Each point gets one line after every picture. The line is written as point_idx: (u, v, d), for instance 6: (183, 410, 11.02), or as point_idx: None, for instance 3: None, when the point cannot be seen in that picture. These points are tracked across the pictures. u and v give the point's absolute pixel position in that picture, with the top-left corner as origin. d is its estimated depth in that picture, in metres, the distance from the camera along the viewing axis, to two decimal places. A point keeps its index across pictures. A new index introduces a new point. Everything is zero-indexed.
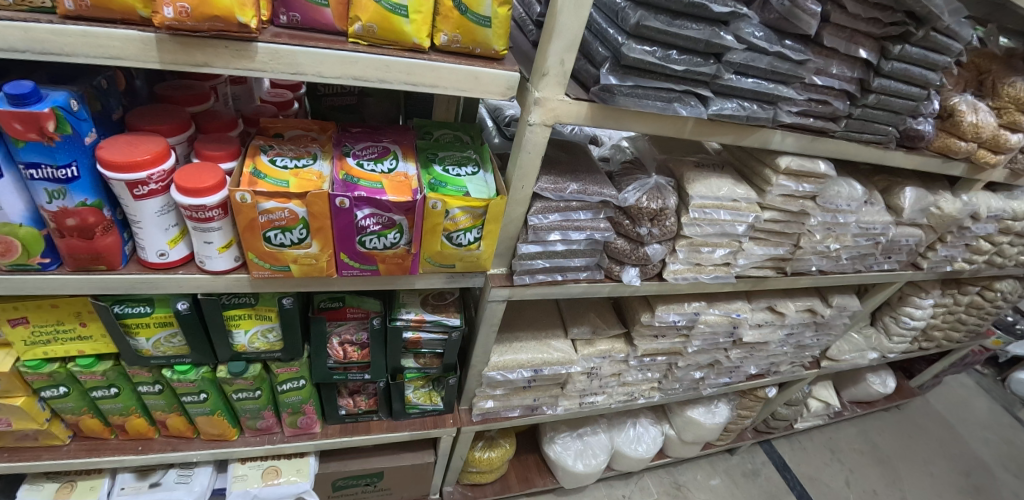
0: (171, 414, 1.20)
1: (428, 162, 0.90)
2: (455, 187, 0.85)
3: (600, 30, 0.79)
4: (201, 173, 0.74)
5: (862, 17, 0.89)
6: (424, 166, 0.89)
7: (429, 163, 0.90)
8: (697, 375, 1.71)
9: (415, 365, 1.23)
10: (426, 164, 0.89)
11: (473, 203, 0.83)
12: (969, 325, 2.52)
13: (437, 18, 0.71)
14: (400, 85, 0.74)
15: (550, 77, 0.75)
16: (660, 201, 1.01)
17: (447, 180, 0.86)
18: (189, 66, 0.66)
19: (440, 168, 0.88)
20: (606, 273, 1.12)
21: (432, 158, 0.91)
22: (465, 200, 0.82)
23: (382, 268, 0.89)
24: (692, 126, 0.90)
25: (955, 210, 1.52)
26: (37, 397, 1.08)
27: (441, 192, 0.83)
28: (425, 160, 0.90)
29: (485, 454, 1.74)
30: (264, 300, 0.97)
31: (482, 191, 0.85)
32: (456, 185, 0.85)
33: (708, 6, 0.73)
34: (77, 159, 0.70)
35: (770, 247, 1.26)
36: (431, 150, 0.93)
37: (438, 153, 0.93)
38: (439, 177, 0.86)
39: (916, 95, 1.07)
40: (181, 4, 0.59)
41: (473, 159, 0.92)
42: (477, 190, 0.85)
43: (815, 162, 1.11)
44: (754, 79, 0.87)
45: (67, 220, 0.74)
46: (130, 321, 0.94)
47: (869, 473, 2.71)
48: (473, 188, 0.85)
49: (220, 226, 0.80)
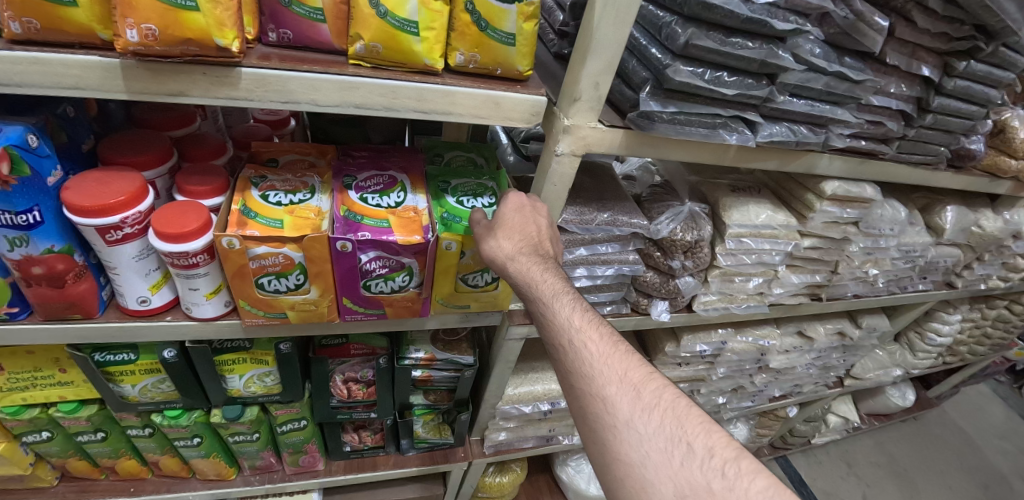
0: (164, 455, 1.11)
1: (439, 193, 0.80)
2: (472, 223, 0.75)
3: (639, 47, 0.69)
4: (182, 214, 0.65)
5: (929, 31, 0.80)
6: (435, 199, 0.79)
7: (439, 194, 0.80)
8: (720, 399, 1.62)
9: (424, 401, 1.15)
10: (437, 196, 0.79)
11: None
12: (995, 339, 2.42)
13: (452, 35, 0.61)
14: (409, 113, 0.64)
15: (582, 102, 0.66)
16: (696, 232, 0.92)
17: (462, 214, 0.76)
18: (161, 95, 0.56)
19: (452, 201, 0.79)
20: (632, 305, 1.03)
21: (443, 188, 0.81)
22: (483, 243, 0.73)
23: (389, 311, 0.79)
24: (735, 152, 0.80)
25: (996, 229, 1.43)
26: (19, 441, 1.00)
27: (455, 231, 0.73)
28: (436, 191, 0.80)
29: (496, 479, 1.65)
30: (260, 344, 0.88)
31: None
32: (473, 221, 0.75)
33: (768, 23, 0.64)
34: (39, 203, 0.61)
35: (807, 274, 1.17)
36: (442, 178, 0.83)
37: (450, 182, 0.82)
38: (453, 211, 0.76)
39: (975, 114, 0.97)
40: (147, 26, 0.49)
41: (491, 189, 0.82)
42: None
43: (861, 186, 1.02)
44: (808, 100, 0.78)
45: (32, 268, 0.65)
46: (113, 369, 0.85)
47: (887, 487, 2.62)
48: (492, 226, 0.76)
49: (206, 271, 0.70)
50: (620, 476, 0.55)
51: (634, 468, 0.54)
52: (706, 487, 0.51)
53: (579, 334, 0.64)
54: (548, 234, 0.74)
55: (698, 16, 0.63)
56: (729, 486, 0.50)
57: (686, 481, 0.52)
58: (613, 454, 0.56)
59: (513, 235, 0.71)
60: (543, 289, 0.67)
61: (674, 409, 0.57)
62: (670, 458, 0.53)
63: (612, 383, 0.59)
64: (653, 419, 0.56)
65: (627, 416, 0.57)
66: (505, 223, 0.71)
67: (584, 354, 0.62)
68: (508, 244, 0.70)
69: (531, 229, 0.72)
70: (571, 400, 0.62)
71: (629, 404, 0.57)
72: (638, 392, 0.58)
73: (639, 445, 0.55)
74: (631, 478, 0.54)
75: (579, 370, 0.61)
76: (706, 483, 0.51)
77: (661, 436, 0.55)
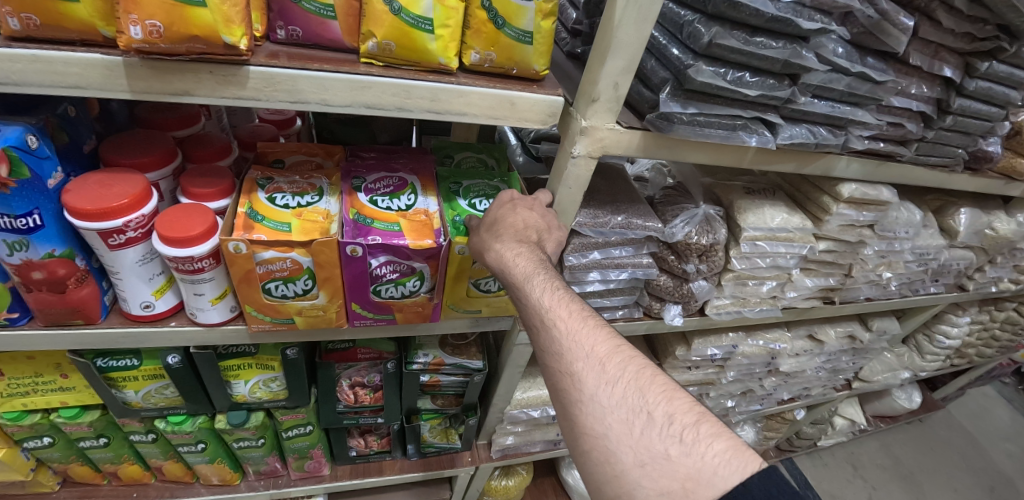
0: (167, 461, 1.09)
1: (451, 196, 0.78)
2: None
3: (658, 46, 0.67)
4: (187, 217, 0.63)
5: (953, 31, 0.78)
6: (447, 202, 0.77)
7: (451, 197, 0.78)
8: (729, 403, 1.60)
9: (432, 406, 1.13)
10: (448, 199, 0.77)
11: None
12: (1003, 341, 2.40)
13: (467, 33, 0.59)
14: (422, 113, 0.62)
15: (600, 103, 0.64)
16: (711, 235, 0.90)
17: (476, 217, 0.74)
18: (166, 95, 0.54)
19: (465, 204, 0.77)
20: (644, 310, 1.01)
21: (455, 191, 0.79)
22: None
23: (399, 317, 0.77)
24: (754, 154, 0.78)
25: (1010, 231, 1.40)
26: (20, 447, 0.98)
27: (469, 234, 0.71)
28: (447, 193, 0.78)
29: (502, 482, 1.64)
30: (266, 349, 0.86)
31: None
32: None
33: (793, 22, 0.62)
34: (39, 206, 0.59)
35: (821, 277, 1.15)
36: (453, 180, 0.81)
37: (462, 185, 0.80)
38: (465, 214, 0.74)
39: (994, 116, 0.95)
40: (151, 22, 0.47)
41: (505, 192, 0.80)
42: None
43: (879, 188, 1.00)
44: (829, 101, 0.76)
45: (32, 273, 0.63)
46: (115, 374, 0.83)
47: (893, 489, 2.60)
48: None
49: (212, 276, 0.68)
50: (587, 449, 0.55)
51: (599, 440, 0.54)
52: (663, 453, 0.51)
53: (550, 313, 0.63)
54: (539, 225, 0.72)
55: (721, 14, 0.61)
56: (687, 451, 0.51)
57: (645, 448, 0.52)
58: (580, 428, 0.56)
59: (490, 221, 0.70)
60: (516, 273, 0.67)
61: (638, 380, 0.56)
62: (631, 428, 0.53)
63: (580, 359, 0.59)
64: (617, 390, 0.56)
65: (592, 390, 0.57)
66: (494, 217, 0.70)
67: (553, 332, 0.62)
68: (489, 233, 0.69)
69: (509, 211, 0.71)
70: (545, 376, 0.62)
71: (595, 378, 0.57)
72: (604, 366, 0.58)
73: (603, 417, 0.55)
74: (596, 449, 0.54)
75: (550, 348, 0.61)
76: (664, 449, 0.51)
77: (624, 407, 0.55)
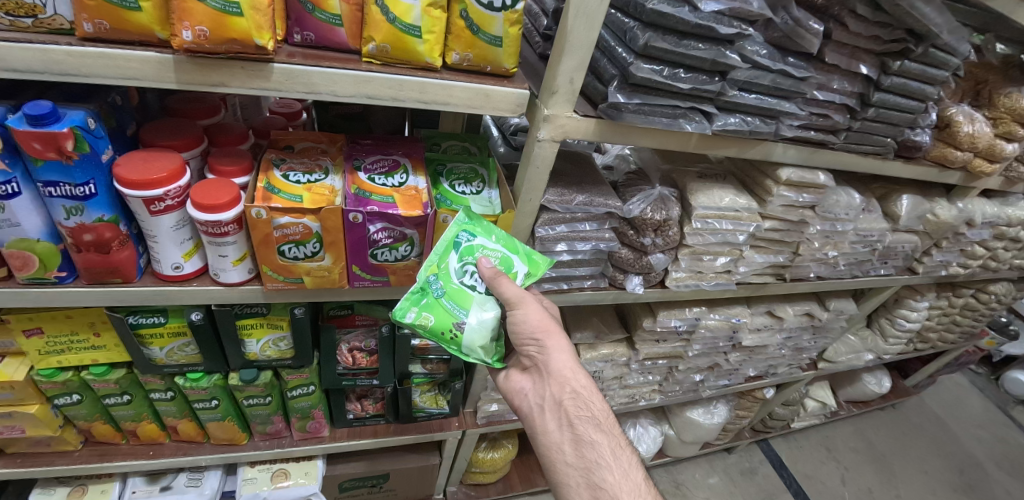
0: (182, 420, 1.22)
1: (456, 247, 0.84)
2: (453, 309, 0.83)
3: (608, 47, 0.81)
4: (216, 189, 0.76)
5: (863, 35, 0.92)
6: (439, 250, 0.83)
7: (448, 249, 0.84)
8: (697, 377, 1.74)
9: (423, 370, 1.27)
10: (445, 250, 0.84)
11: (441, 339, 0.83)
12: (965, 326, 2.52)
13: (449, 37, 0.72)
14: (412, 103, 0.75)
15: (559, 95, 0.77)
16: (664, 212, 1.04)
17: (448, 291, 0.84)
18: (205, 86, 0.67)
19: (455, 262, 0.84)
20: (610, 280, 1.15)
21: (463, 243, 0.84)
22: (436, 332, 0.83)
23: (392, 279, 0.91)
24: (697, 139, 0.91)
25: (951, 217, 1.52)
26: (50, 404, 1.10)
27: (425, 307, 0.83)
28: (446, 242, 0.83)
29: (488, 454, 1.76)
30: (276, 310, 0.99)
31: (485, 326, 0.84)
32: (455, 307, 0.84)
33: (715, 28, 0.76)
34: (94, 177, 0.72)
35: (771, 254, 1.29)
36: (471, 226, 0.86)
37: (477, 238, 0.85)
38: (442, 279, 0.84)
39: (914, 108, 1.08)
40: (200, 28, 0.60)
41: (518, 277, 0.88)
42: (473, 324, 0.83)
43: (815, 173, 1.13)
44: (757, 95, 0.89)
45: (84, 235, 0.76)
46: (144, 331, 0.96)
47: (864, 471, 2.65)
48: (473, 320, 0.84)
49: (235, 240, 0.81)
50: None
51: None
52: None
53: None
54: None
55: (655, 22, 0.75)
56: None
57: None
58: None
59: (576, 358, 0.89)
60: (612, 443, 0.81)
61: None
62: None
63: None
64: None
65: None
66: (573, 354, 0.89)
67: None
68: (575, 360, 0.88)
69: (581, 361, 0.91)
70: None
71: None
72: None
73: None
74: None
75: None
76: None
77: None
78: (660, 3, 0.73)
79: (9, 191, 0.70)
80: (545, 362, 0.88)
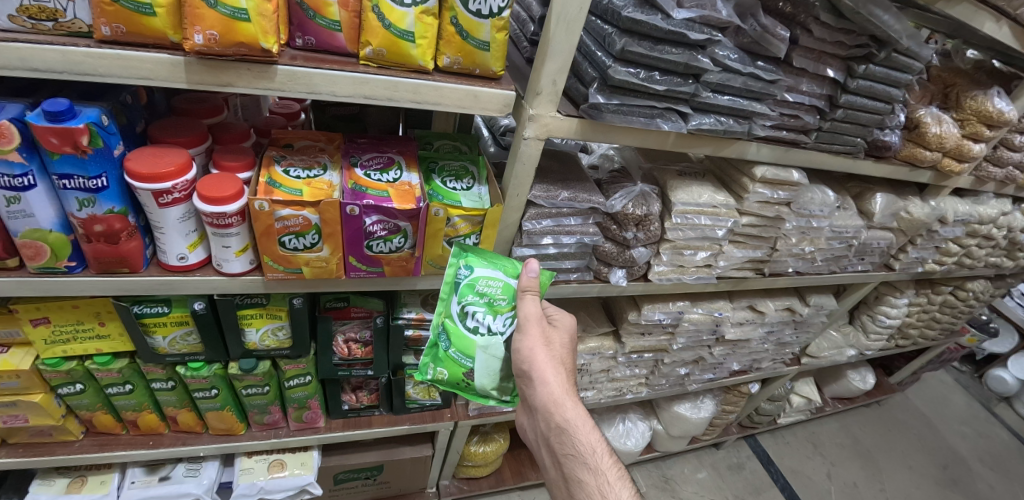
0: (181, 410, 1.26)
1: (456, 288, 0.94)
2: (459, 358, 0.95)
3: (589, 51, 0.88)
4: (220, 183, 0.81)
5: (828, 40, 0.98)
6: (443, 297, 0.95)
7: (450, 292, 0.95)
8: (683, 371, 1.80)
9: (416, 361, 1.32)
10: (447, 298, 0.95)
11: (460, 388, 0.97)
12: (944, 323, 2.58)
13: (440, 42, 0.78)
14: (406, 103, 0.80)
15: (543, 96, 0.83)
16: (645, 207, 1.10)
17: (454, 338, 0.95)
18: (213, 86, 0.72)
19: (456, 306, 0.94)
20: (595, 274, 1.21)
21: (462, 285, 0.94)
22: (452, 382, 0.97)
23: (387, 270, 0.96)
24: (674, 138, 0.97)
25: (924, 215, 1.58)
26: (53, 393, 1.13)
27: (439, 362, 0.97)
28: (448, 285, 0.94)
29: (480, 448, 1.80)
30: (275, 301, 1.04)
31: (489, 374, 0.94)
32: (461, 356, 0.95)
33: (686, 34, 0.82)
34: (106, 171, 0.76)
35: (749, 249, 1.35)
36: (467, 261, 0.95)
37: (473, 273, 0.94)
38: (448, 326, 0.95)
39: (881, 110, 1.13)
40: (210, 32, 0.65)
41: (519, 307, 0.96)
42: (479, 372, 0.94)
43: (789, 171, 1.20)
44: (730, 97, 0.95)
45: (95, 226, 0.81)
46: (148, 320, 1.00)
47: (849, 465, 2.70)
48: (478, 367, 0.94)
49: (238, 231, 0.86)
50: None
51: None
52: None
53: None
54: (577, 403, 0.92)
55: (631, 28, 0.81)
56: None
57: None
58: None
59: (563, 388, 0.90)
60: (599, 482, 0.83)
61: None
62: None
63: None
64: None
65: None
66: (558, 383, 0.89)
67: None
68: (558, 392, 0.88)
69: (570, 387, 0.90)
70: None
71: None
72: None
73: None
74: None
75: None
76: None
77: None
78: (635, 11, 0.80)
79: (25, 183, 0.75)
80: (530, 397, 0.90)
